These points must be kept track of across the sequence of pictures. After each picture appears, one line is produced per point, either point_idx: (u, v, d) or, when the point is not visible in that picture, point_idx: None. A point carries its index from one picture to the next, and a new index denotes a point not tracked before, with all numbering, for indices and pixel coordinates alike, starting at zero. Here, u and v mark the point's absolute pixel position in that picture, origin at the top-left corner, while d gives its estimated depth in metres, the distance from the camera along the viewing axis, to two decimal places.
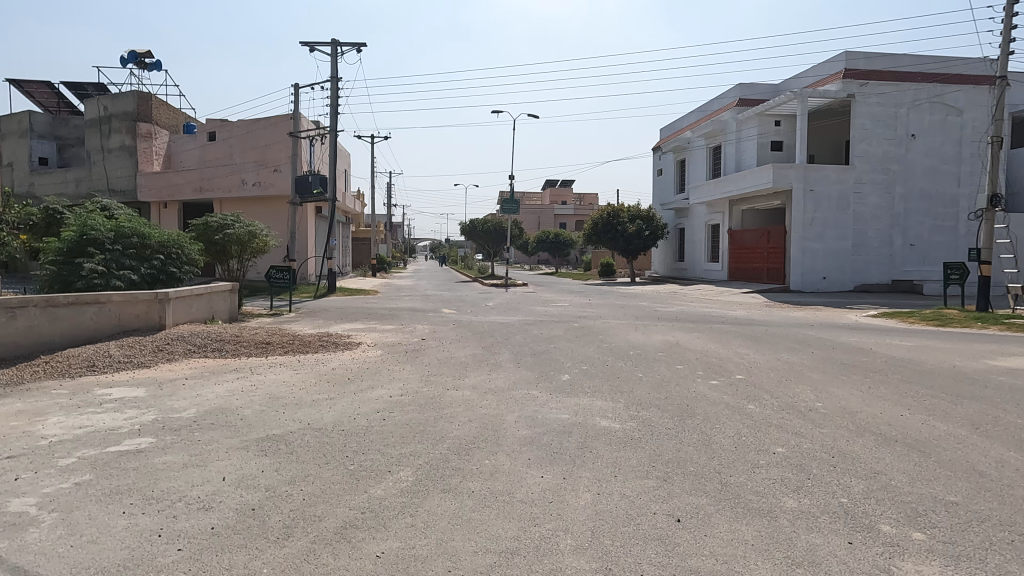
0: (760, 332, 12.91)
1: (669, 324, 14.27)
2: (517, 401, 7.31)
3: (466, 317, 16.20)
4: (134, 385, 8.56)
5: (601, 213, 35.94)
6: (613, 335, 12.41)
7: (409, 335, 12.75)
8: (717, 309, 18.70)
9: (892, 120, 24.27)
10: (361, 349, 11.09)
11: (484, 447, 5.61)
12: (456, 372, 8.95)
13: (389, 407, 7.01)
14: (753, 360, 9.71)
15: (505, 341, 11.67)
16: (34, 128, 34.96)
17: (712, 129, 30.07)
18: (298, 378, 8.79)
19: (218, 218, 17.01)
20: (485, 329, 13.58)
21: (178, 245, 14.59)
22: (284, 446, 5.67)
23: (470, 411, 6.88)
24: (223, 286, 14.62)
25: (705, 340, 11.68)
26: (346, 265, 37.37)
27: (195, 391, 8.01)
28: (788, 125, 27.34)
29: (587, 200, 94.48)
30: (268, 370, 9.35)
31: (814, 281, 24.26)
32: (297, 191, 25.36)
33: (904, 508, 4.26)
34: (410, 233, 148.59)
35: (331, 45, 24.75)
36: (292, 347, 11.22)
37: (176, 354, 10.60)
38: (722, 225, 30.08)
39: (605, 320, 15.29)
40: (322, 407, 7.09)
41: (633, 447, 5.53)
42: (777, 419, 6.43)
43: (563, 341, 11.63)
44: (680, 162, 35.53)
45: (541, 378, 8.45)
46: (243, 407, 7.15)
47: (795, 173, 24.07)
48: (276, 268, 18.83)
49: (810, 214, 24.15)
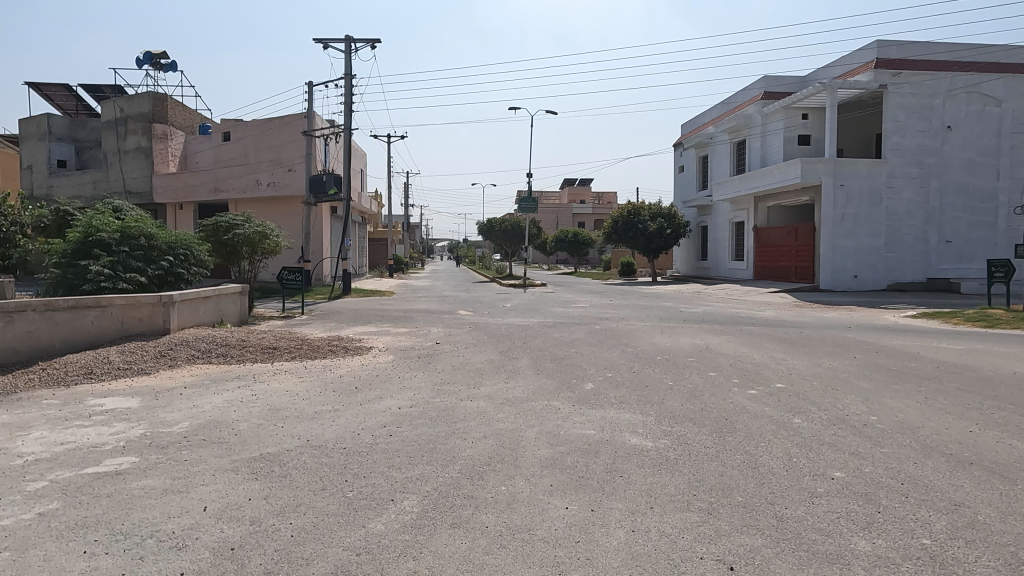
0: (796, 335, 12.13)
1: (696, 327, 13.52)
2: (537, 414, 6.65)
3: (483, 319, 15.57)
4: (130, 394, 8.04)
5: (620, 211, 35.22)
6: (638, 339, 11.70)
7: (423, 338, 12.15)
8: (745, 310, 17.88)
9: (926, 111, 23.26)
10: (371, 355, 10.50)
11: (499, 469, 4.99)
12: (470, 379, 8.32)
13: (397, 421, 6.41)
14: (792, 366, 8.96)
15: (522, 345, 11.00)
16: (52, 131, 35.02)
17: (736, 124, 29.24)
18: (303, 387, 8.22)
19: (228, 218, 16.56)
20: (502, 332, 12.92)
21: (186, 247, 14.20)
22: (277, 468, 5.09)
23: (485, 426, 6.24)
24: (231, 288, 14.19)
25: (737, 344, 10.94)
26: (362, 265, 36.99)
27: (191, 402, 7.47)
28: (816, 118, 26.42)
29: (606, 199, 93.59)
30: (272, 378, 8.80)
31: (845, 280, 23.38)
32: (312, 191, 24.96)
33: (1001, 552, 3.57)
34: (428, 234, 148.63)
35: (345, 41, 24.38)
36: (300, 352, 10.68)
37: (179, 361, 10.10)
38: (747, 222, 29.18)
39: (628, 321, 14.59)
40: (323, 421, 6.50)
41: (669, 470, 4.86)
42: (830, 436, 5.72)
43: (585, 346, 10.98)
44: (702, 158, 34.64)
45: (562, 388, 7.77)
46: (240, 420, 6.60)
47: (824, 167, 23.18)
48: (288, 269, 18.37)
49: (841, 210, 23.24)
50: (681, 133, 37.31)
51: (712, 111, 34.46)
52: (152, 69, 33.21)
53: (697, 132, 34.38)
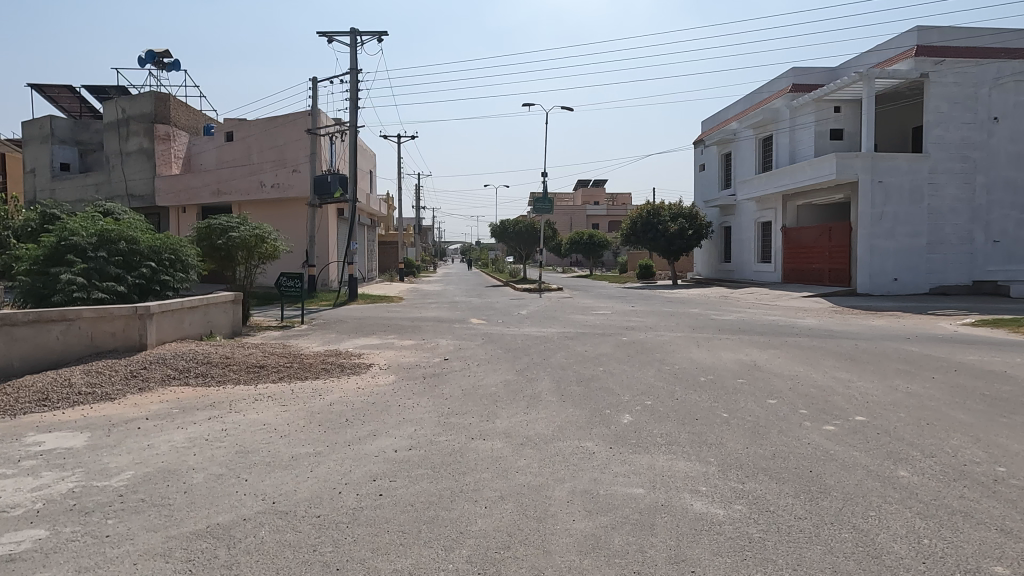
0: (850, 348, 10.70)
1: (735, 338, 12.11)
2: (567, 460, 5.29)
3: (497, 329, 14.23)
4: (79, 428, 6.77)
5: (639, 211, 33.87)
6: (674, 354, 10.31)
7: (430, 354, 10.88)
8: (782, 318, 16.44)
9: (970, 101, 21.69)
10: (371, 375, 9.19)
11: (523, 557, 3.64)
12: (484, 409, 6.99)
13: (393, 472, 5.09)
14: (866, 391, 7.53)
15: (543, 362, 9.67)
16: (55, 134, 34.19)
17: (762, 118, 27.80)
18: (284, 418, 6.92)
19: (222, 219, 15.33)
20: (519, 345, 11.58)
21: (173, 251, 12.96)
22: (224, 553, 3.76)
23: (502, 480, 4.89)
24: (222, 297, 12.96)
25: (790, 360, 9.52)
26: (371, 268, 35.78)
27: (146, 441, 6.18)
28: (849, 111, 24.88)
29: (622, 199, 91.95)
30: (251, 406, 7.51)
31: (884, 283, 21.84)
32: (316, 192, 23.78)
33: None
34: (440, 236, 148.34)
35: (351, 34, 23.23)
36: (289, 372, 9.39)
37: (151, 383, 8.85)
38: (775, 222, 27.63)
39: (656, 332, 13.21)
40: (299, 471, 5.18)
41: (760, 563, 3.49)
42: (960, 501, 4.29)
43: (613, 363, 9.60)
44: (724, 155, 33.16)
45: (595, 421, 6.41)
46: (197, 469, 5.29)
47: (860, 163, 21.69)
48: (287, 274, 17.14)
49: (880, 208, 21.70)
50: (701, 130, 35.81)
51: (735, 107, 32.99)
52: (155, 68, 32.23)
53: (719, 128, 32.93)
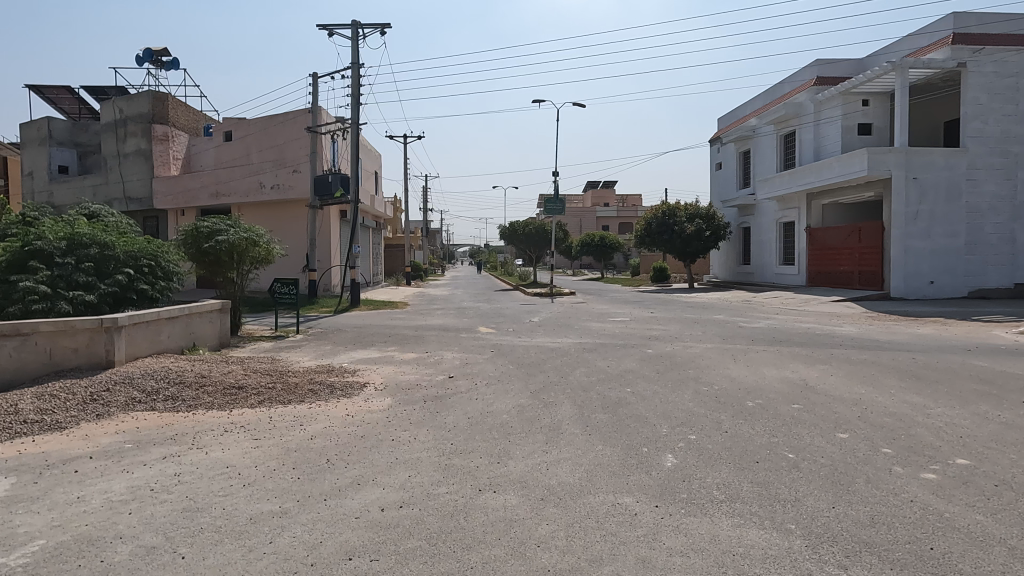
0: (910, 364, 9.40)
1: (775, 350, 10.80)
2: (602, 528, 4.07)
3: (508, 340, 13.04)
4: (3, 472, 5.56)
5: (654, 212, 32.58)
6: (709, 371, 9.05)
7: (432, 370, 9.69)
8: (817, 325, 15.16)
9: (1011, 92, 20.33)
10: (363, 397, 8.00)
11: None
12: (496, 446, 5.80)
13: (376, 546, 3.88)
14: (952, 422, 6.24)
15: (561, 382, 8.45)
16: (53, 135, 33.30)
17: (784, 113, 26.49)
18: (255, 457, 5.74)
19: (210, 221, 14.18)
20: (533, 359, 10.37)
21: (152, 257, 11.81)
22: None
23: (520, 559, 3.67)
24: (206, 305, 11.84)
25: (845, 380, 8.25)
26: (377, 272, 34.64)
27: (75, 492, 4.98)
28: (878, 104, 23.55)
29: (633, 202, 90.58)
30: (219, 440, 6.30)
31: (920, 286, 20.46)
32: (316, 193, 22.66)
33: None
34: (448, 239, 147.35)
35: (352, 27, 22.09)
36: (272, 393, 8.21)
37: (111, 409, 7.67)
38: (799, 222, 26.30)
39: (683, 343, 11.98)
40: (252, 544, 3.96)
41: None
42: None
43: (641, 382, 8.39)
44: (743, 153, 31.85)
45: (631, 464, 5.23)
46: (122, 541, 4.07)
47: (893, 158, 20.33)
48: (282, 280, 15.96)
49: (914, 206, 20.34)
50: (718, 127, 34.48)
51: (754, 102, 31.68)
52: (154, 67, 31.30)
53: (737, 124, 31.62)
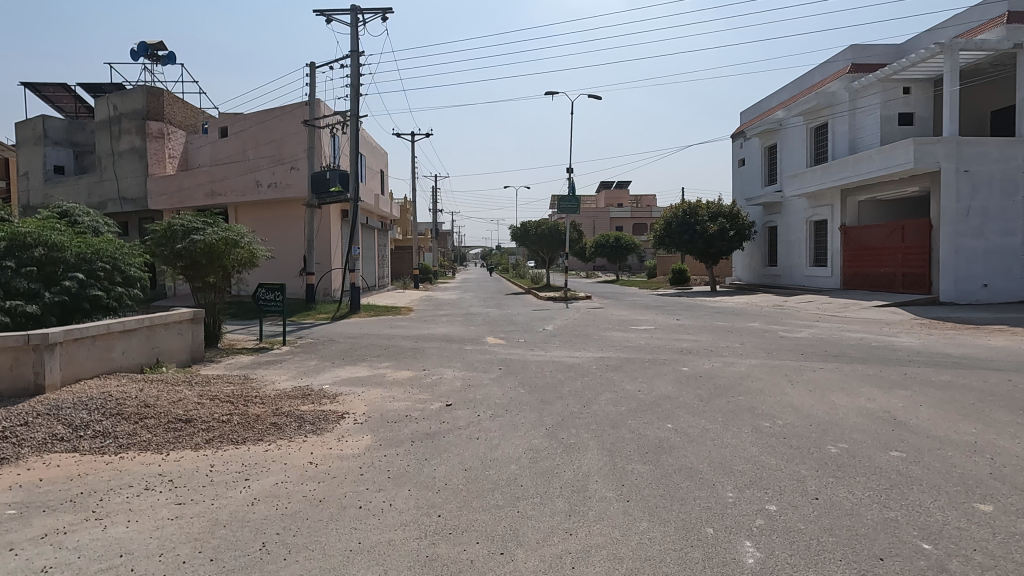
0: (1010, 388, 7.65)
1: (836, 369, 9.07)
2: None
3: (519, 353, 11.41)
4: None
5: (674, 211, 30.77)
6: (765, 399, 7.34)
7: (427, 395, 8.09)
8: (869, 335, 13.38)
9: None
10: (337, 435, 6.39)
11: None
12: (500, 524, 4.14)
13: None
14: None
15: (584, 415, 6.79)
16: (48, 135, 32.10)
17: (815, 104, 24.72)
18: (164, 539, 4.11)
19: (186, 219, 12.68)
20: (548, 380, 8.74)
21: (109, 259, 10.28)
22: None
23: None
24: (173, 315, 10.35)
25: (942, 414, 6.51)
26: (382, 275, 33.11)
27: None
28: (920, 92, 21.71)
29: (646, 203, 88.65)
30: (130, 507, 4.67)
31: (972, 289, 18.59)
32: (314, 191, 21.15)
33: None
34: (458, 242, 146.01)
35: (351, 13, 20.58)
36: (226, 429, 6.63)
37: (21, 451, 6.10)
38: (832, 220, 24.47)
39: (721, 357, 10.30)
40: None
41: None
42: None
43: (684, 414, 6.72)
44: (768, 148, 30.01)
45: (695, 560, 3.59)
46: None
47: (943, 149, 18.50)
48: (268, 285, 14.43)
49: (965, 201, 18.50)
50: (742, 122, 32.64)
51: (781, 94, 29.87)
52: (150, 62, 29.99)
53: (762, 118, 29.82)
